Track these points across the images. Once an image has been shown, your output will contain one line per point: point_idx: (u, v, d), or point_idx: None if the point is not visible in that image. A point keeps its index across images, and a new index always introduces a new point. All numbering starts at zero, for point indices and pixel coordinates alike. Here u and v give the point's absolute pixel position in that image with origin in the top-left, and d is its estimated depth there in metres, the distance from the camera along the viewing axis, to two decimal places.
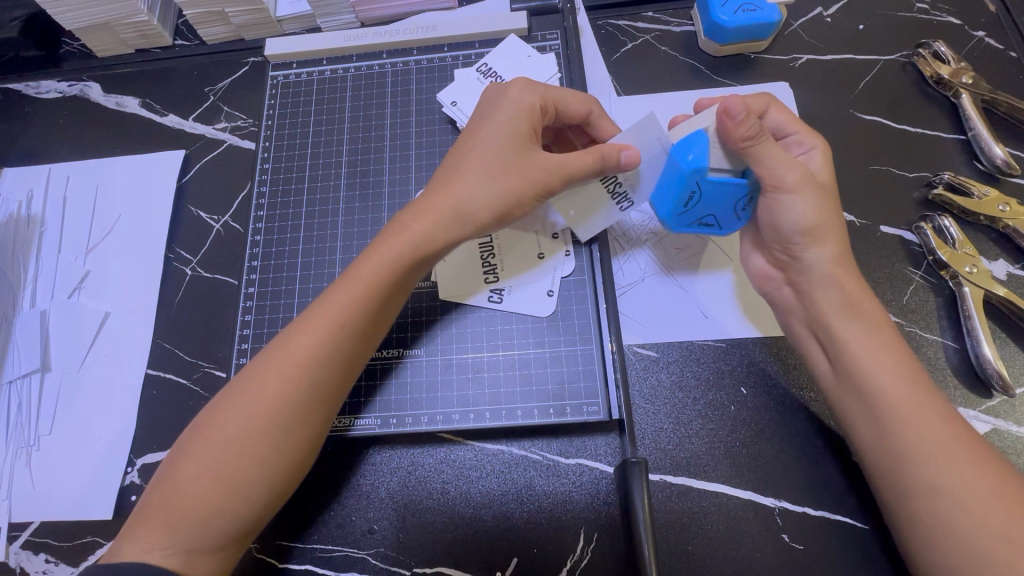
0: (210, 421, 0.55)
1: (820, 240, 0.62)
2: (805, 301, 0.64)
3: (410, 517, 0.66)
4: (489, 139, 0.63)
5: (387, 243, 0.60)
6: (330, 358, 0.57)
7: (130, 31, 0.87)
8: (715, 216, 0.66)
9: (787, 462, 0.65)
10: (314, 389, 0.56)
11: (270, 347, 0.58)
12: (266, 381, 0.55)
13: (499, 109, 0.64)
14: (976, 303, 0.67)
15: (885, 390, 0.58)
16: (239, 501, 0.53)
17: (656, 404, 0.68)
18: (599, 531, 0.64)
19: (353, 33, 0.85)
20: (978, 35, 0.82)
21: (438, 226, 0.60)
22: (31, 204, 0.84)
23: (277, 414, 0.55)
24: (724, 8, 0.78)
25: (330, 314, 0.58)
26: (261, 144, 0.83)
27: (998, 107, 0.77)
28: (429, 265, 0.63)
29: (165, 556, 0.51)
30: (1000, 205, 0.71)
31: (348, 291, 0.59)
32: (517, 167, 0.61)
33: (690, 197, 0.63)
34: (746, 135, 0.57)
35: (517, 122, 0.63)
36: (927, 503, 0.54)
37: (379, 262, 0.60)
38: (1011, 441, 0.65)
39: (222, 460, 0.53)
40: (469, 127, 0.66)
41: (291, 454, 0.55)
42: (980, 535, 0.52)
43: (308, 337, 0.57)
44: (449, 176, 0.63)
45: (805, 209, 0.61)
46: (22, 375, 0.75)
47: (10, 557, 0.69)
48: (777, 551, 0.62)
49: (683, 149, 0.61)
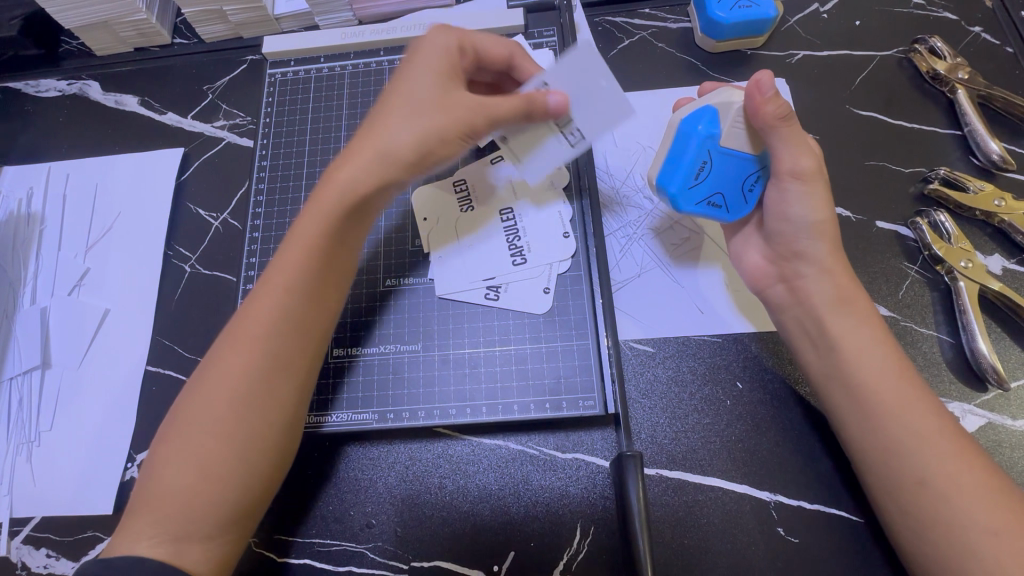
0: (182, 410, 0.56)
1: (824, 235, 0.62)
2: (798, 297, 0.64)
3: (409, 511, 0.66)
4: (415, 86, 0.63)
5: (323, 204, 0.61)
6: (284, 330, 0.58)
7: (128, 30, 0.87)
8: (725, 195, 0.64)
9: (783, 456, 0.65)
10: (273, 360, 0.57)
11: (231, 326, 0.59)
12: (229, 360, 0.56)
13: (422, 55, 0.65)
14: (971, 298, 0.67)
15: (872, 385, 0.58)
16: (223, 481, 0.53)
17: (652, 399, 0.68)
18: (596, 525, 0.65)
19: (351, 31, 0.86)
20: (975, 31, 0.82)
21: (370, 173, 0.61)
22: (31, 202, 0.84)
23: (241, 391, 0.55)
24: (720, 4, 0.79)
25: (280, 280, 0.59)
26: (259, 142, 0.83)
27: (994, 103, 0.77)
28: (367, 217, 0.64)
29: (153, 545, 0.51)
30: (995, 200, 0.71)
31: (293, 257, 0.60)
32: (440, 108, 0.62)
33: (704, 165, 0.62)
34: (778, 113, 0.57)
35: (436, 64, 0.64)
36: (916, 497, 0.54)
37: (316, 224, 0.60)
38: (1006, 435, 0.65)
39: (195, 444, 0.54)
40: (392, 79, 0.66)
41: (266, 431, 0.56)
42: (968, 529, 0.52)
43: (262, 308, 0.58)
44: (373, 122, 0.64)
45: (809, 204, 0.61)
46: (23, 372, 0.76)
47: (12, 552, 0.69)
48: (771, 544, 0.62)
49: (695, 120, 0.61)
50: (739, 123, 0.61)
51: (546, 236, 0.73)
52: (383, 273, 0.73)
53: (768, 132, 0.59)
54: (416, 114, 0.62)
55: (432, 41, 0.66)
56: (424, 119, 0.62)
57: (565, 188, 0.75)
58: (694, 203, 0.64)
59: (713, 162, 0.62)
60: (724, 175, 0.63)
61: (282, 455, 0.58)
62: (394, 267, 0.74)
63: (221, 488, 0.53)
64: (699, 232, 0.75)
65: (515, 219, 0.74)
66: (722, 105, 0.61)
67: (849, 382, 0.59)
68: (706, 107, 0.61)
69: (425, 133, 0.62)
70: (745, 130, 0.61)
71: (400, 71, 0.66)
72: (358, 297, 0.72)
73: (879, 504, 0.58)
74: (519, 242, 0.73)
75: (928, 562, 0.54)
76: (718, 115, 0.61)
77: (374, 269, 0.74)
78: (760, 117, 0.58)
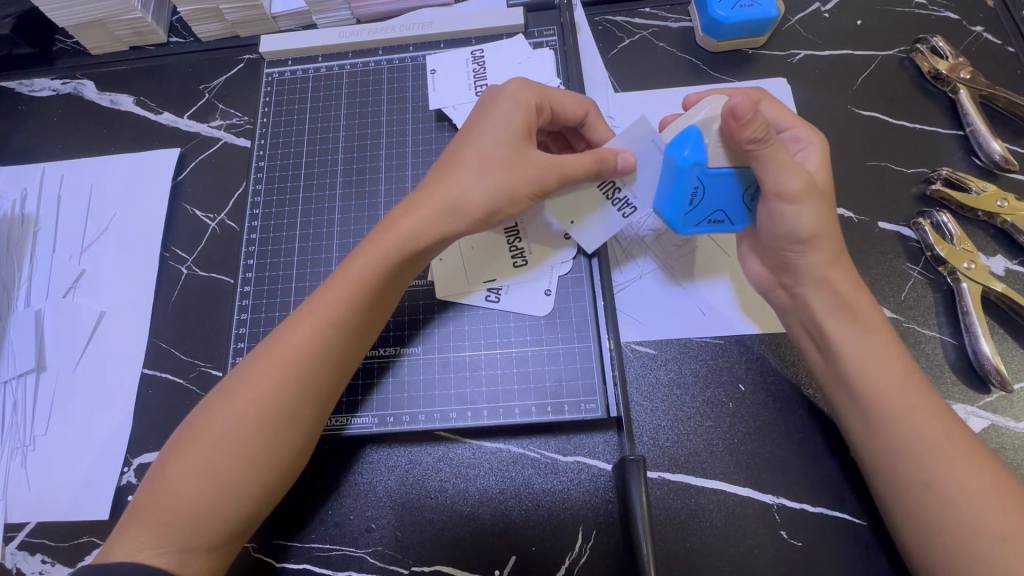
0: (200, 423, 0.55)
1: (818, 246, 0.60)
2: (799, 304, 0.64)
3: (409, 515, 0.66)
4: (488, 138, 0.61)
5: (377, 242, 0.60)
6: (317, 364, 0.56)
7: (124, 29, 0.86)
8: (722, 212, 0.63)
9: (786, 458, 0.65)
10: (302, 389, 0.56)
11: (264, 346, 0.58)
12: (257, 383, 0.55)
13: (500, 111, 0.63)
14: (974, 299, 0.67)
15: (877, 389, 0.58)
16: (228, 501, 0.53)
17: (655, 401, 0.68)
18: (598, 528, 0.64)
19: (349, 30, 0.85)
20: (977, 30, 0.82)
21: (428, 222, 0.60)
22: (25, 203, 0.83)
23: (267, 419, 0.54)
24: (721, 3, 0.78)
25: (319, 310, 0.58)
26: (257, 142, 0.82)
27: (996, 103, 0.77)
28: (421, 261, 0.62)
29: (158, 556, 0.51)
30: (998, 200, 0.70)
31: (336, 289, 0.58)
32: (509, 165, 0.60)
33: (694, 193, 0.60)
34: (753, 137, 0.55)
35: (512, 119, 0.62)
36: (921, 501, 0.54)
37: (365, 258, 0.59)
38: (1009, 436, 0.64)
39: (209, 462, 0.53)
40: (463, 131, 0.65)
41: (280, 457, 0.55)
42: (971, 532, 0.52)
43: (297, 336, 0.57)
44: (443, 171, 0.62)
45: (803, 217, 0.59)
46: (17, 375, 0.75)
47: (7, 557, 0.68)
48: (774, 547, 0.62)
49: (678, 147, 0.59)
50: (721, 142, 0.58)
51: (553, 242, 0.72)
52: None
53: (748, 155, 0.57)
54: (484, 169, 0.60)
55: (506, 89, 0.65)
56: (498, 175, 0.60)
57: None
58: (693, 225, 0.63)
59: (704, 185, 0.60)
60: (716, 195, 0.61)
61: (291, 476, 0.57)
62: None
63: (227, 505, 0.53)
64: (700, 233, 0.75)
65: (517, 230, 0.71)
66: (703, 125, 0.58)
67: (851, 384, 0.59)
68: (688, 128, 0.58)
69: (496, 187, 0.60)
70: (725, 149, 0.58)
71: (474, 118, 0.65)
72: None
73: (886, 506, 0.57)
74: (519, 244, 0.72)
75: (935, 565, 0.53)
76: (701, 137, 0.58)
77: None
78: (740, 139, 0.55)
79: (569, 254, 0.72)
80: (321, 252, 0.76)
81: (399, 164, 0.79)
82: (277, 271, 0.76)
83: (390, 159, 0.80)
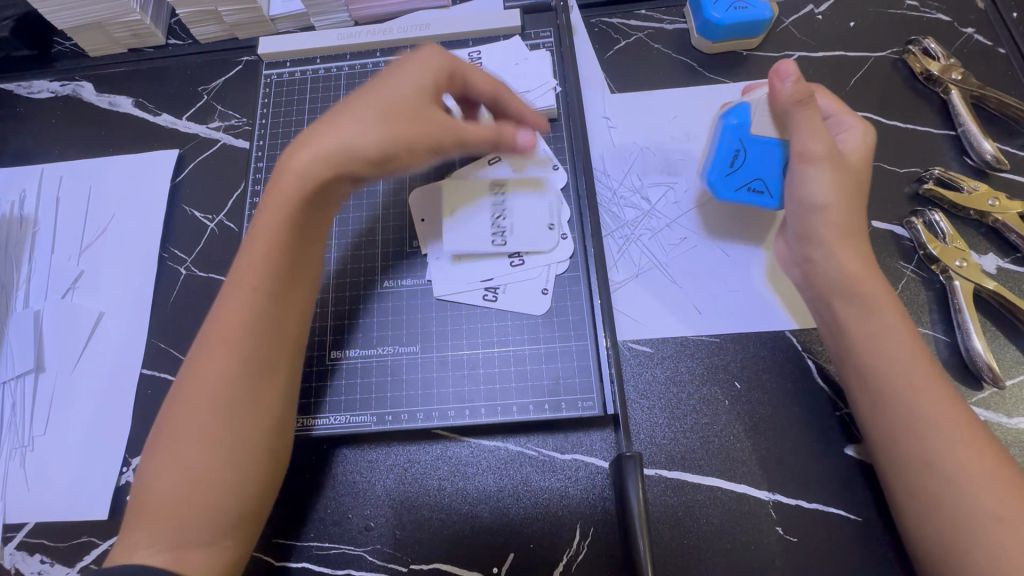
0: (167, 424, 0.55)
1: (832, 217, 0.63)
2: (811, 280, 0.66)
3: (407, 513, 0.66)
4: (391, 88, 0.61)
5: (277, 195, 0.59)
6: (252, 331, 0.56)
7: (122, 31, 0.87)
8: (763, 181, 0.68)
9: (781, 455, 0.66)
10: (246, 358, 0.56)
11: (204, 333, 0.58)
12: (207, 360, 0.56)
13: (390, 74, 0.63)
14: (966, 296, 0.68)
15: (885, 366, 0.59)
16: (216, 492, 0.53)
17: (651, 399, 0.68)
18: (595, 525, 0.64)
19: (347, 32, 0.85)
20: (968, 32, 0.83)
21: (331, 171, 0.59)
22: (24, 204, 0.83)
23: (222, 396, 0.54)
24: (716, 6, 0.79)
25: (244, 281, 0.57)
26: (255, 143, 0.83)
27: (987, 103, 0.78)
28: (320, 213, 0.61)
29: (152, 554, 0.51)
30: (989, 199, 0.71)
31: (254, 256, 0.58)
32: (396, 114, 0.59)
33: (737, 155, 0.67)
34: (794, 99, 0.61)
35: (421, 74, 0.62)
36: (924, 478, 0.55)
37: (276, 219, 0.58)
38: (1001, 432, 0.65)
39: (183, 455, 0.53)
40: (371, 82, 0.64)
41: (255, 418, 0.56)
42: (970, 511, 0.52)
43: (232, 311, 0.57)
44: (333, 117, 0.60)
45: (820, 183, 0.62)
46: (16, 376, 0.75)
47: (6, 558, 0.68)
48: (771, 543, 0.63)
49: (732, 113, 0.66)
50: (767, 110, 0.64)
51: (554, 241, 0.73)
52: (379, 275, 0.73)
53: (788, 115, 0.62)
54: (370, 115, 0.59)
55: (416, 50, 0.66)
56: (386, 120, 0.59)
57: (563, 189, 0.75)
58: (733, 190, 0.69)
59: (746, 151, 0.67)
60: (758, 162, 0.67)
61: (274, 460, 0.57)
62: (391, 269, 0.74)
63: (215, 496, 0.53)
64: (698, 232, 0.76)
65: (503, 224, 0.72)
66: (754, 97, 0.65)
67: None
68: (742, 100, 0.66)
69: (384, 133, 0.59)
70: (772, 116, 0.64)
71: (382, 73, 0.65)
72: (342, 299, 0.72)
73: (890, 487, 0.58)
74: (503, 236, 0.72)
75: (935, 548, 0.54)
76: (750, 107, 0.65)
77: (372, 269, 0.74)
78: (780, 103, 0.62)
79: (566, 254, 0.72)
80: None
81: None
82: None
83: None
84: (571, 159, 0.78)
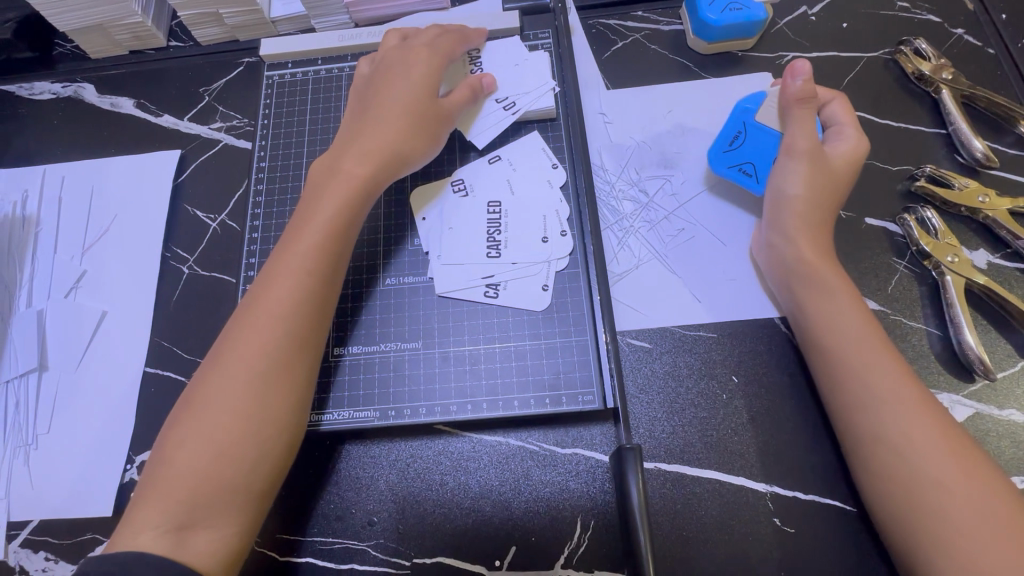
0: (199, 393, 0.57)
1: (795, 206, 0.69)
2: (774, 262, 0.70)
3: (410, 507, 0.67)
4: (398, 95, 0.71)
5: (335, 189, 0.66)
6: (297, 310, 0.60)
7: (124, 33, 0.87)
8: (754, 166, 0.74)
9: (778, 448, 0.67)
10: (288, 334, 0.59)
11: (245, 308, 0.61)
12: (250, 333, 0.58)
13: (404, 62, 0.73)
14: (958, 291, 0.69)
15: (835, 347, 0.63)
16: (237, 464, 0.54)
17: (650, 394, 0.70)
18: (595, 518, 0.65)
19: (347, 33, 0.86)
20: (958, 32, 0.84)
21: (376, 168, 0.67)
22: (27, 204, 0.84)
23: (260, 368, 0.57)
24: (712, 7, 0.80)
25: (292, 262, 0.62)
26: (257, 143, 0.84)
27: (977, 102, 0.79)
28: (367, 208, 0.68)
29: (157, 536, 0.51)
30: (980, 196, 0.73)
31: (305, 240, 0.63)
32: (408, 117, 0.70)
33: (738, 134, 0.75)
34: (800, 91, 0.70)
35: (418, 82, 0.71)
36: (872, 451, 0.58)
37: (333, 207, 0.65)
38: (994, 424, 0.66)
39: (213, 425, 0.55)
40: (376, 90, 0.72)
41: (287, 395, 0.58)
42: (918, 479, 0.55)
43: (277, 289, 0.60)
44: (366, 124, 0.70)
45: (793, 175, 0.69)
46: (20, 374, 0.75)
47: (10, 556, 0.69)
48: (768, 534, 0.64)
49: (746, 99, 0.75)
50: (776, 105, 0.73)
51: (555, 238, 0.74)
52: (381, 273, 0.74)
53: (789, 109, 0.71)
54: (389, 120, 0.69)
55: (413, 57, 0.73)
56: (407, 124, 0.70)
57: (562, 188, 0.77)
58: (726, 166, 0.75)
59: (746, 133, 0.74)
60: (757, 146, 0.74)
61: (295, 439, 0.59)
62: (392, 267, 0.75)
63: (236, 468, 0.54)
64: (694, 230, 0.77)
65: (499, 220, 0.75)
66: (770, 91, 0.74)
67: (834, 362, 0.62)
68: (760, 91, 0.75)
69: (410, 132, 0.70)
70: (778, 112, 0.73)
71: (388, 78, 0.73)
72: (344, 297, 0.73)
73: (852, 464, 0.61)
74: (498, 236, 0.75)
75: (894, 522, 0.56)
76: (762, 97, 0.74)
77: (373, 267, 0.75)
78: (784, 93, 0.71)
79: (566, 252, 0.73)
80: None
81: None
82: None
83: None
84: (569, 158, 0.79)
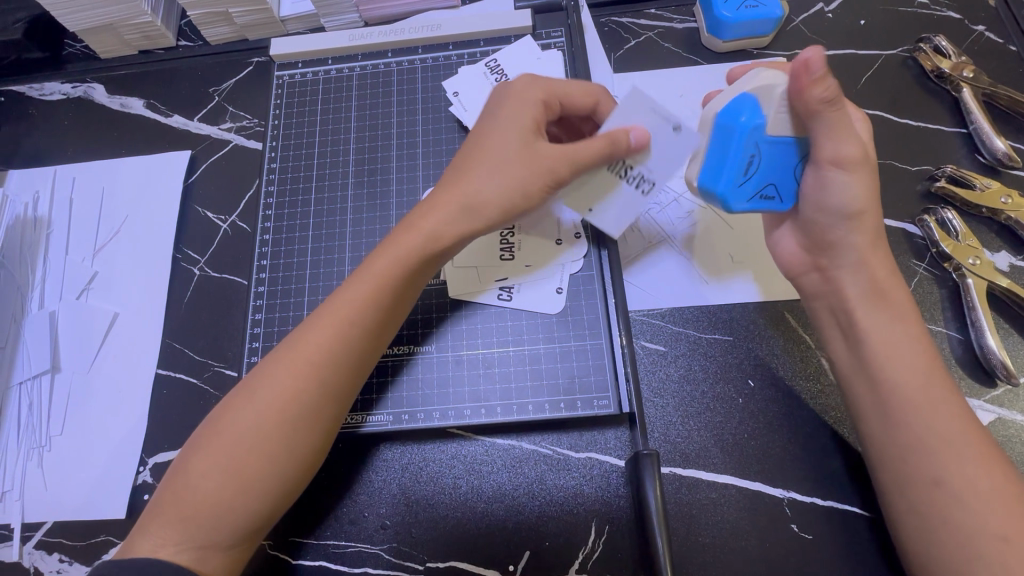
0: (223, 420, 0.56)
1: (861, 225, 0.59)
2: (832, 286, 0.62)
3: (423, 512, 0.67)
4: (500, 135, 0.62)
5: (398, 241, 0.61)
6: (338, 362, 0.57)
7: (133, 33, 0.87)
8: (777, 185, 0.61)
9: (794, 454, 0.66)
10: (323, 385, 0.57)
11: (286, 344, 0.59)
12: (282, 375, 0.56)
13: (505, 108, 0.64)
14: (980, 294, 0.68)
15: (896, 380, 0.57)
16: (249, 500, 0.53)
17: (666, 398, 0.69)
18: (609, 523, 0.65)
19: (358, 33, 0.86)
20: (979, 29, 0.83)
21: (447, 216, 0.61)
22: (38, 205, 0.84)
23: (288, 413, 0.55)
24: (727, 4, 0.79)
25: (340, 310, 0.59)
26: (267, 144, 0.83)
27: (998, 101, 0.78)
28: (438, 263, 0.64)
29: (178, 552, 0.51)
30: (1002, 197, 0.71)
31: (355, 289, 0.60)
32: (522, 161, 0.61)
33: (750, 161, 0.58)
34: (823, 96, 0.53)
35: (522, 116, 0.62)
36: (930, 498, 0.53)
37: (388, 256, 0.61)
38: (1016, 430, 0.65)
39: (231, 459, 0.54)
40: (474, 132, 0.65)
41: (298, 452, 0.55)
42: (972, 536, 0.51)
43: (319, 334, 0.58)
44: (460, 171, 0.63)
45: (849, 188, 0.58)
46: (33, 376, 0.75)
47: (24, 557, 0.69)
48: (785, 540, 0.63)
49: (734, 114, 0.57)
50: (783, 109, 0.57)
51: (569, 239, 0.73)
52: None
53: (811, 117, 0.55)
54: (502, 167, 0.61)
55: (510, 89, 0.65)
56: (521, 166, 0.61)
57: None
58: (747, 199, 0.61)
59: (761, 154, 0.58)
60: (774, 161, 0.59)
61: (306, 479, 0.57)
62: None
63: (248, 503, 0.53)
64: (710, 241, 0.75)
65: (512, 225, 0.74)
66: (763, 94, 0.57)
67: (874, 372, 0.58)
68: (744, 97, 0.57)
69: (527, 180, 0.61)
70: (789, 115, 0.57)
71: (486, 115, 0.65)
72: None
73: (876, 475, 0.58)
74: (511, 239, 0.73)
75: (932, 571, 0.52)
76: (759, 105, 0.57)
77: None
78: (802, 101, 0.54)
79: (581, 254, 0.73)
80: (333, 253, 0.77)
81: (409, 166, 0.80)
82: (290, 270, 0.76)
83: (401, 160, 0.81)
84: None
